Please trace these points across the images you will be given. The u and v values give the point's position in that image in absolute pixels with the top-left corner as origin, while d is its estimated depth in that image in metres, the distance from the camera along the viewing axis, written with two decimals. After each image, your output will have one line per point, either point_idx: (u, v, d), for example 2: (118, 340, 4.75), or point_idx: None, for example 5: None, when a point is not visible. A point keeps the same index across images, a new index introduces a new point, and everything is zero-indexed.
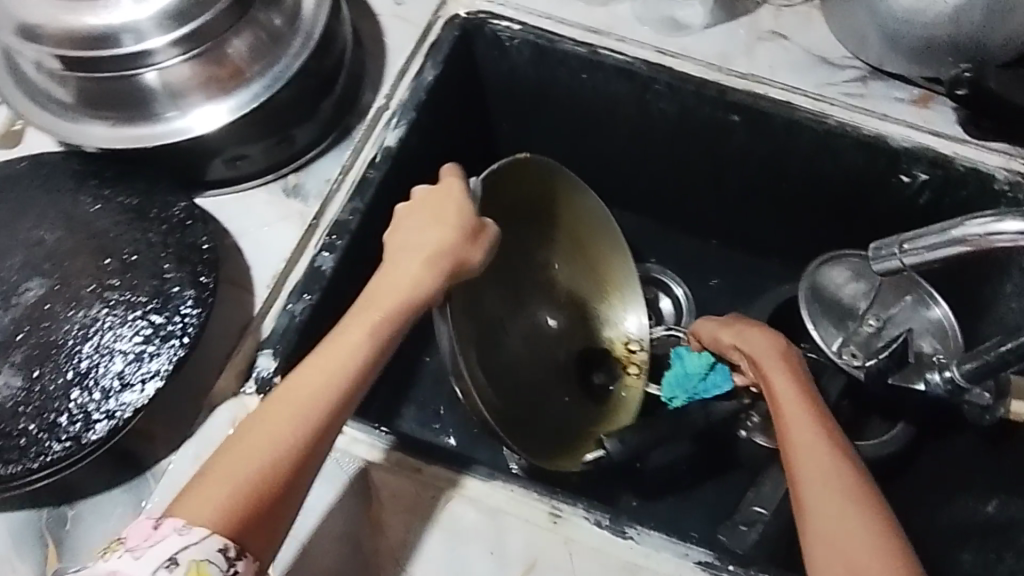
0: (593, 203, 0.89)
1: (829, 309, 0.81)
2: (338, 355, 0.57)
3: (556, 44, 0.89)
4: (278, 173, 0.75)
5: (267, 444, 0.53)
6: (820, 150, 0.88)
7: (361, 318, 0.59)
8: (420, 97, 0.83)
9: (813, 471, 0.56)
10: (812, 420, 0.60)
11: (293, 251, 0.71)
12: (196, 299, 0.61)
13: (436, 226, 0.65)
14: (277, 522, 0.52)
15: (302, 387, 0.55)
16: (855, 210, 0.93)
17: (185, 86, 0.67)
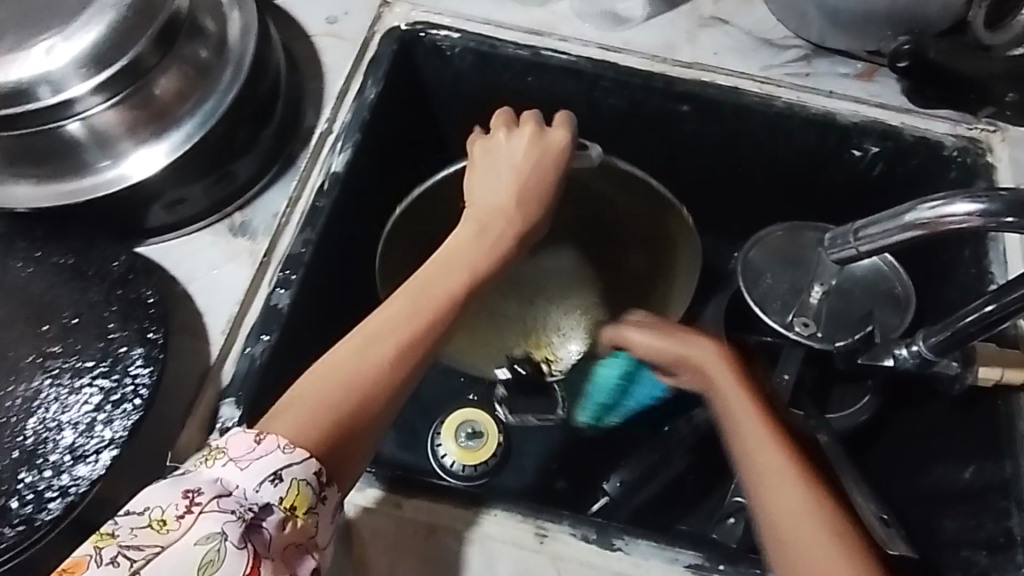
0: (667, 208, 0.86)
1: (765, 289, 0.82)
2: (432, 293, 0.59)
3: (498, 49, 0.87)
4: (221, 213, 0.72)
5: (361, 364, 0.54)
6: (772, 131, 0.88)
7: (456, 261, 0.61)
8: (364, 116, 0.80)
9: (777, 488, 0.55)
10: (765, 432, 0.59)
11: (245, 292, 0.69)
12: (146, 357, 0.58)
13: (534, 190, 0.67)
14: (358, 456, 0.53)
15: (405, 317, 0.57)
16: (812, 186, 0.94)
17: (113, 134, 0.64)
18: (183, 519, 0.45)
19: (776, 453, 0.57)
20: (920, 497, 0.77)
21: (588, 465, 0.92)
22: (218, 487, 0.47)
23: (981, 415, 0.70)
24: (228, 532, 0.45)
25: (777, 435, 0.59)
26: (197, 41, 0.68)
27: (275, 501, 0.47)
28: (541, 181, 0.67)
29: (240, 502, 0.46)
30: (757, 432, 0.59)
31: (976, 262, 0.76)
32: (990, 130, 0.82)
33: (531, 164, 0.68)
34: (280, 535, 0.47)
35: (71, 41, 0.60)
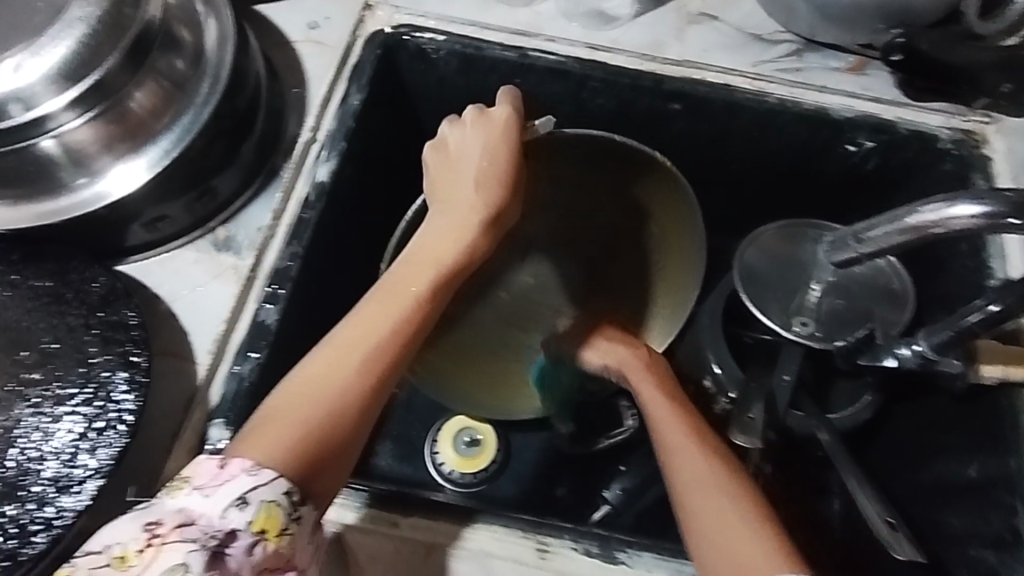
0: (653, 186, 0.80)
1: (762, 291, 0.81)
2: (400, 297, 0.58)
3: (483, 51, 0.85)
4: (204, 228, 0.70)
5: (337, 378, 0.53)
6: (764, 128, 0.87)
7: (421, 266, 0.60)
8: (348, 124, 0.78)
9: (691, 484, 0.54)
10: (682, 429, 0.59)
11: (232, 309, 0.67)
12: (130, 381, 0.56)
13: (493, 173, 0.62)
14: (336, 468, 0.52)
15: (376, 325, 0.56)
16: (805, 181, 0.92)
17: (89, 151, 0.62)
18: (147, 553, 0.45)
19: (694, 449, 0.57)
20: (924, 494, 0.76)
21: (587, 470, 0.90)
22: (183, 517, 0.46)
23: (984, 411, 0.69)
24: (192, 562, 0.44)
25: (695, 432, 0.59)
26: (173, 52, 0.67)
27: (245, 525, 0.46)
28: (500, 164, 0.62)
29: (204, 530, 0.46)
30: (676, 424, 0.60)
31: (975, 255, 0.75)
32: (985, 122, 0.82)
33: (487, 150, 0.62)
34: (252, 558, 0.46)
35: (39, 57, 0.58)
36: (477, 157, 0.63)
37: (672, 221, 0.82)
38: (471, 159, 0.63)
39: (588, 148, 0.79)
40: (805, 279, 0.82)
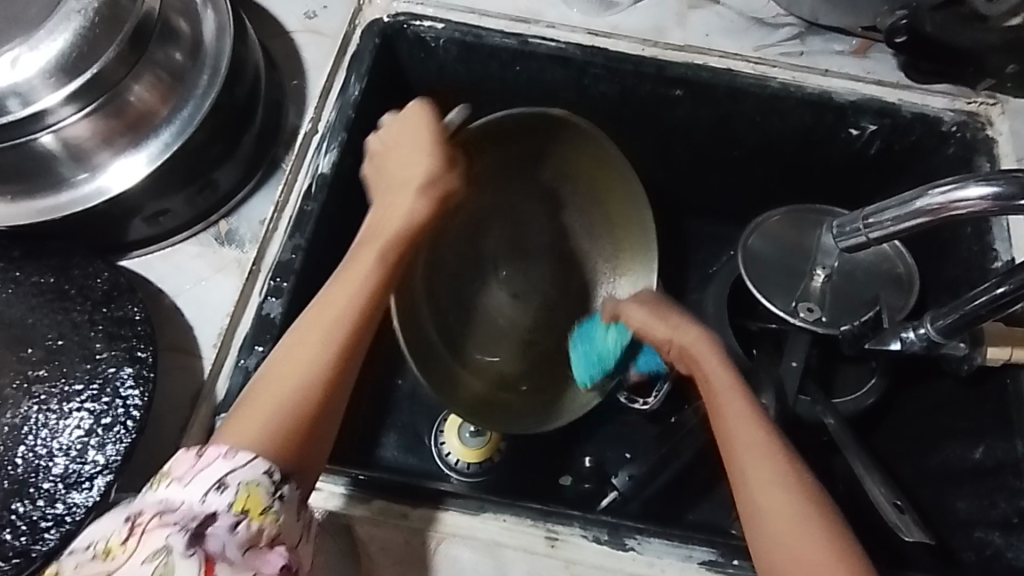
0: (603, 149, 0.80)
1: (768, 277, 0.82)
2: (350, 277, 0.59)
3: (483, 39, 0.84)
4: (206, 221, 0.70)
5: (306, 359, 0.55)
6: (766, 113, 0.86)
7: (368, 247, 0.61)
8: (349, 115, 0.78)
9: (760, 481, 0.54)
10: (749, 420, 0.57)
11: (236, 303, 0.66)
12: (136, 376, 0.56)
13: (424, 153, 0.64)
14: (312, 440, 0.54)
15: (332, 308, 0.57)
16: (808, 166, 0.92)
17: (90, 145, 0.62)
18: (130, 543, 0.45)
19: (761, 444, 0.56)
20: (930, 477, 0.76)
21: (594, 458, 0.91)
22: (163, 505, 0.47)
23: (990, 394, 0.69)
24: (173, 544, 0.44)
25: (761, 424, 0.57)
26: (171, 44, 0.66)
27: (225, 509, 0.47)
28: (427, 146, 0.64)
29: (184, 515, 0.46)
30: (748, 413, 0.58)
31: (979, 239, 0.75)
32: (989, 103, 0.82)
33: (417, 143, 0.64)
34: (235, 539, 0.46)
35: (37, 51, 0.57)
36: (410, 145, 0.64)
37: (612, 182, 0.83)
38: (403, 147, 0.64)
39: (526, 135, 0.80)
40: (809, 265, 0.83)
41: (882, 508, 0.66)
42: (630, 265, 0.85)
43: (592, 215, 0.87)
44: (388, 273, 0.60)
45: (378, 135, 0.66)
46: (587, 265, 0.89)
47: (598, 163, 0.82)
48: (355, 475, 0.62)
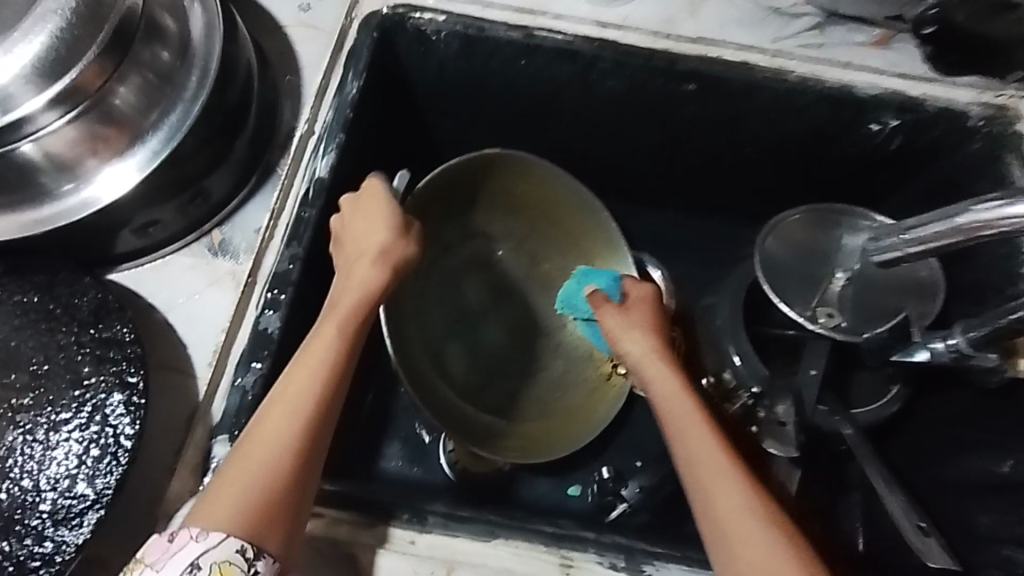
0: (547, 172, 0.86)
1: (786, 279, 0.80)
2: (311, 355, 0.54)
3: (486, 32, 0.80)
4: (198, 230, 0.66)
5: (271, 447, 0.50)
6: (783, 108, 0.82)
7: (327, 320, 0.57)
8: (347, 114, 0.74)
9: (725, 505, 0.50)
10: (708, 438, 0.54)
11: (231, 318, 0.63)
12: (127, 403, 0.53)
13: (382, 226, 0.62)
14: (293, 509, 0.50)
15: (295, 389, 0.53)
16: (825, 163, 0.88)
17: (75, 157, 0.58)
18: None
19: (722, 465, 0.52)
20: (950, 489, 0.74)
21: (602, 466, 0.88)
22: None
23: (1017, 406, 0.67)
24: None
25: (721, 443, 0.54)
26: (157, 44, 0.62)
27: None
28: (384, 213, 0.62)
29: None
30: (708, 437, 0.54)
31: (1008, 242, 0.71)
32: (1019, 95, 0.78)
33: (372, 219, 0.62)
34: None
35: (12, 54, 0.54)
36: (370, 214, 0.62)
37: (569, 198, 0.88)
38: (361, 219, 0.62)
39: (479, 179, 0.85)
40: (828, 267, 0.81)
41: (904, 531, 0.62)
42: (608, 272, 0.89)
43: (555, 232, 0.91)
44: (350, 342, 0.56)
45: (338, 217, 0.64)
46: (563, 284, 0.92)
47: (547, 190, 0.88)
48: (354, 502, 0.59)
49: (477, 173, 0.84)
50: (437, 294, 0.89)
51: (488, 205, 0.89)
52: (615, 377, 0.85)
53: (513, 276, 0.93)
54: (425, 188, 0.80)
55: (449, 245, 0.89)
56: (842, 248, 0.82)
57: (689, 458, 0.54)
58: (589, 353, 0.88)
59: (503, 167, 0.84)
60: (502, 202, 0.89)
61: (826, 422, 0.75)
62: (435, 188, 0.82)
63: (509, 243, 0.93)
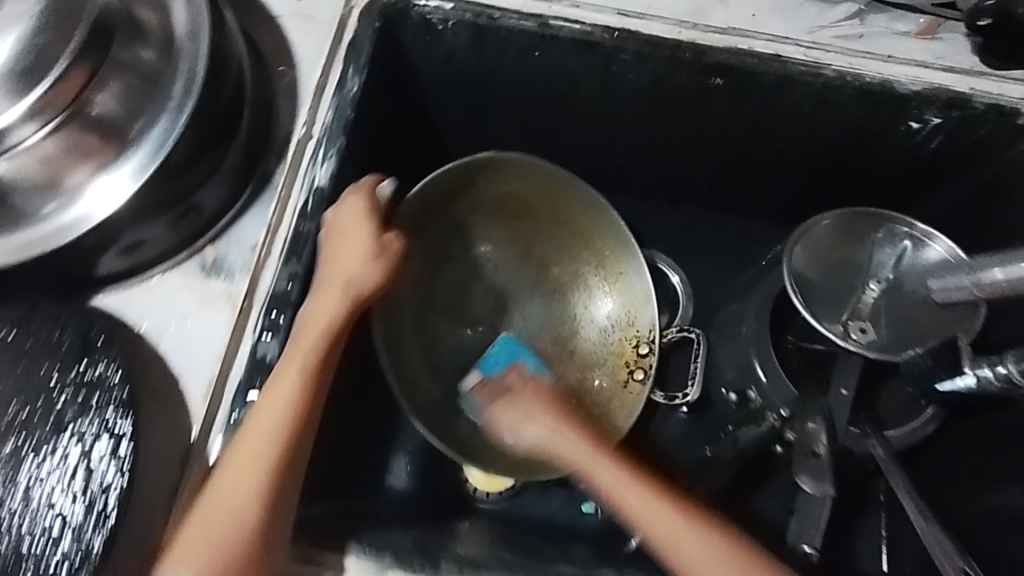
0: (554, 172, 0.81)
1: (816, 293, 0.75)
2: (279, 393, 0.53)
3: (497, 21, 0.73)
4: (190, 247, 0.61)
5: (241, 502, 0.50)
6: (818, 104, 0.76)
7: (295, 353, 0.55)
8: (348, 115, 0.68)
9: (693, 552, 0.52)
10: (656, 506, 0.54)
11: (228, 346, 0.59)
12: (116, 450, 0.50)
13: (359, 258, 0.60)
14: (264, 558, 0.50)
15: (262, 431, 0.52)
16: (860, 162, 0.82)
17: (56, 170, 0.54)
18: None
19: (684, 534, 0.52)
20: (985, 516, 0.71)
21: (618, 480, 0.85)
22: None
23: None
24: None
25: (671, 506, 0.54)
26: (137, 45, 0.56)
27: None
28: (364, 233, 0.61)
29: None
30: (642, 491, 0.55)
31: None
32: None
33: (352, 239, 0.60)
34: None
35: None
36: (347, 237, 0.60)
37: (576, 201, 0.84)
38: (339, 244, 0.60)
39: (482, 181, 0.81)
40: (861, 276, 0.77)
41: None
42: (619, 274, 0.84)
43: (565, 235, 0.86)
44: (316, 382, 0.55)
45: (321, 227, 0.62)
46: (573, 288, 0.87)
47: (552, 189, 0.83)
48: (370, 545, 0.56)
49: (476, 175, 0.80)
50: (440, 305, 0.84)
51: (491, 207, 0.84)
52: (633, 383, 0.81)
53: (523, 279, 0.87)
54: (425, 191, 0.76)
55: (449, 248, 0.84)
56: (874, 259, 0.77)
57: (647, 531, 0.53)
58: (605, 359, 0.83)
59: (503, 167, 0.80)
60: (498, 206, 0.85)
61: (859, 446, 0.71)
62: (433, 193, 0.77)
63: (516, 247, 0.87)
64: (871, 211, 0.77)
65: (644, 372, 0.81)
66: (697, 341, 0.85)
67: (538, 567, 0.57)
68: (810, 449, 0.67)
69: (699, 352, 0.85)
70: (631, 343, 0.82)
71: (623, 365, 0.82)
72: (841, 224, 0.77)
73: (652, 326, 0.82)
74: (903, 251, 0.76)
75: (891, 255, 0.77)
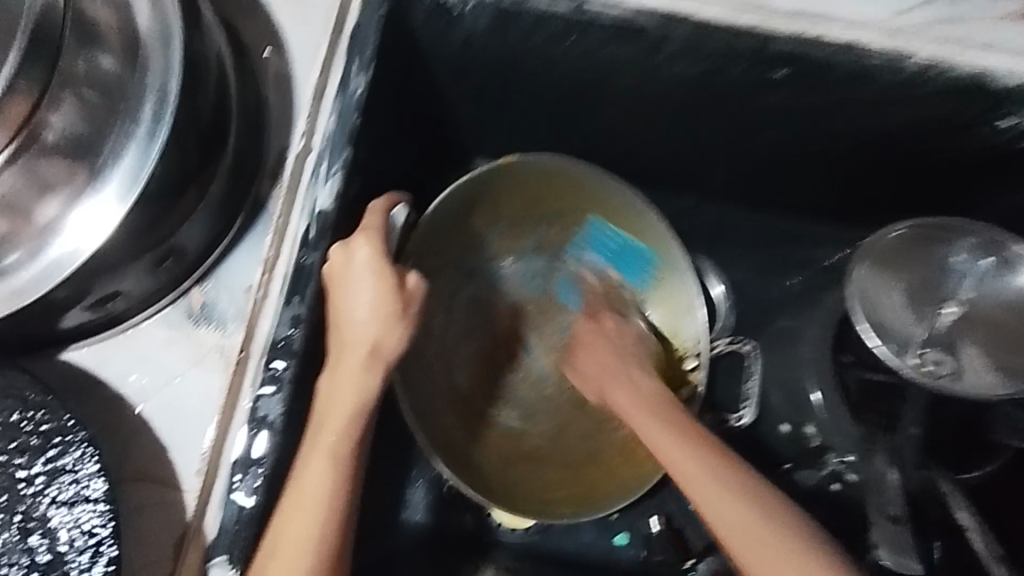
0: (582, 172, 0.71)
1: (887, 313, 0.65)
2: (305, 491, 0.47)
3: (524, 4, 0.62)
4: (176, 291, 0.54)
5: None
6: (893, 102, 0.66)
7: (318, 441, 0.48)
8: (353, 122, 0.57)
9: (731, 516, 0.48)
10: (717, 477, 0.50)
11: (223, 407, 0.52)
12: (94, 558, 0.43)
13: (371, 316, 0.51)
14: None
15: (292, 539, 0.46)
16: (939, 164, 0.72)
17: (18, 211, 0.46)
18: None
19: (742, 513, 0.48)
20: None
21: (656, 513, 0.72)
22: None
23: None
24: None
25: (738, 486, 0.50)
26: (94, 53, 0.47)
27: None
28: (378, 281, 0.52)
29: None
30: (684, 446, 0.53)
31: None
32: None
33: (365, 290, 0.51)
34: None
35: None
36: (358, 293, 0.51)
37: (609, 207, 0.74)
38: (351, 301, 0.51)
39: (504, 184, 0.72)
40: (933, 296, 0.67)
41: None
42: (660, 279, 0.75)
43: (598, 241, 0.77)
44: (350, 467, 0.48)
45: (327, 281, 0.53)
46: (610, 298, 0.77)
47: (582, 191, 0.73)
48: None
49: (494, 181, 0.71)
50: (461, 326, 0.76)
51: (516, 212, 0.76)
52: (678, 405, 0.70)
53: (552, 292, 0.78)
54: (438, 206, 0.68)
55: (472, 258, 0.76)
56: (946, 275, 0.66)
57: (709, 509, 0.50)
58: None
59: (525, 170, 0.71)
60: (521, 216, 0.76)
61: (920, 487, 0.64)
62: (446, 204, 0.69)
63: (546, 255, 0.78)
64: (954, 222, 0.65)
65: (692, 391, 0.70)
66: (750, 355, 0.76)
67: None
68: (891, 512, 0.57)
69: (752, 370, 0.76)
70: (676, 358, 0.73)
71: (667, 382, 0.72)
72: (925, 234, 0.66)
73: (698, 340, 0.73)
74: (982, 268, 0.65)
75: (971, 274, 0.66)
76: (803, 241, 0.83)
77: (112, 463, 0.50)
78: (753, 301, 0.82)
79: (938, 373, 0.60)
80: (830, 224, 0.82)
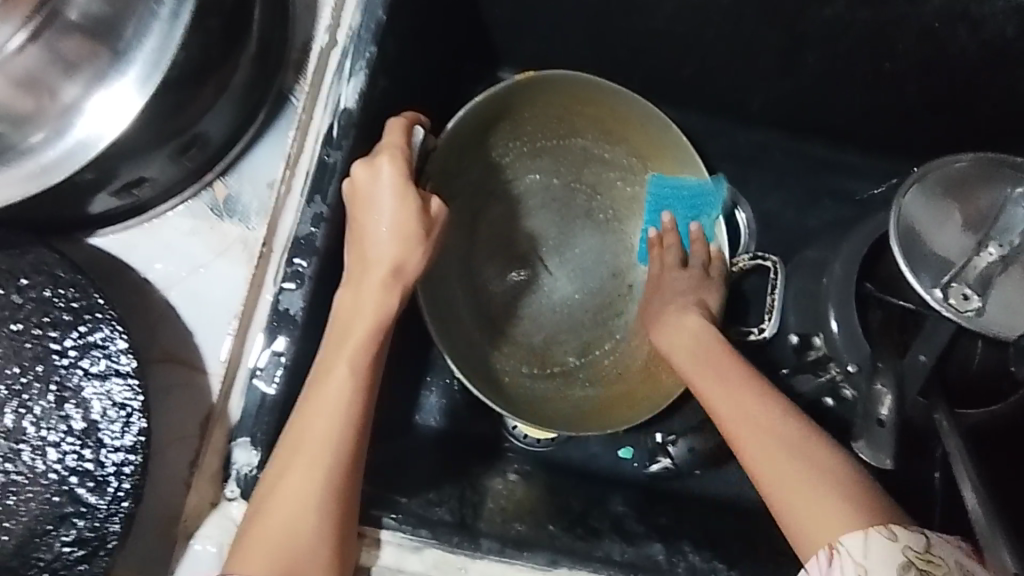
0: (606, 88, 0.70)
1: (922, 243, 0.60)
2: (327, 390, 0.49)
3: None
4: (199, 183, 0.55)
5: (303, 513, 0.46)
6: (953, 22, 0.63)
7: (340, 347, 0.50)
8: (380, 18, 0.56)
9: (759, 449, 0.46)
10: (751, 401, 0.49)
11: (246, 297, 0.54)
12: (124, 428, 0.46)
13: (392, 231, 0.51)
14: (341, 554, 0.47)
15: (312, 433, 0.48)
16: (994, 94, 0.68)
17: (48, 91, 0.50)
18: None
19: (769, 414, 0.48)
20: None
21: (660, 430, 0.73)
22: None
23: None
24: None
25: (770, 410, 0.49)
26: None
27: None
28: (397, 194, 0.51)
29: None
30: (735, 397, 0.50)
31: None
32: None
33: (389, 198, 0.51)
34: None
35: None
36: (380, 211, 0.51)
37: (622, 125, 0.73)
38: (374, 218, 0.51)
39: (532, 97, 0.70)
40: (977, 234, 0.62)
41: None
42: None
43: (621, 160, 0.76)
44: (369, 374, 0.50)
45: (347, 191, 0.52)
46: (635, 220, 0.76)
47: (605, 105, 0.72)
48: (408, 512, 0.55)
49: (517, 95, 0.69)
50: (485, 246, 0.75)
51: (540, 131, 0.74)
52: None
53: (575, 215, 0.76)
54: (468, 117, 0.67)
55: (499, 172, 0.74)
56: (1007, 214, 0.61)
57: (732, 425, 0.49)
58: None
59: (548, 85, 0.69)
60: (544, 135, 0.74)
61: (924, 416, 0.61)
62: (472, 119, 0.68)
63: (569, 175, 0.76)
64: (1014, 159, 0.62)
65: None
66: (776, 271, 0.71)
67: (566, 548, 0.55)
68: (874, 416, 0.56)
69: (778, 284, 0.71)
70: None
71: None
72: (986, 173, 0.62)
73: None
74: None
75: None
76: (838, 172, 0.81)
77: (141, 346, 0.53)
78: (779, 232, 0.80)
79: (961, 311, 0.58)
80: (865, 154, 0.80)
